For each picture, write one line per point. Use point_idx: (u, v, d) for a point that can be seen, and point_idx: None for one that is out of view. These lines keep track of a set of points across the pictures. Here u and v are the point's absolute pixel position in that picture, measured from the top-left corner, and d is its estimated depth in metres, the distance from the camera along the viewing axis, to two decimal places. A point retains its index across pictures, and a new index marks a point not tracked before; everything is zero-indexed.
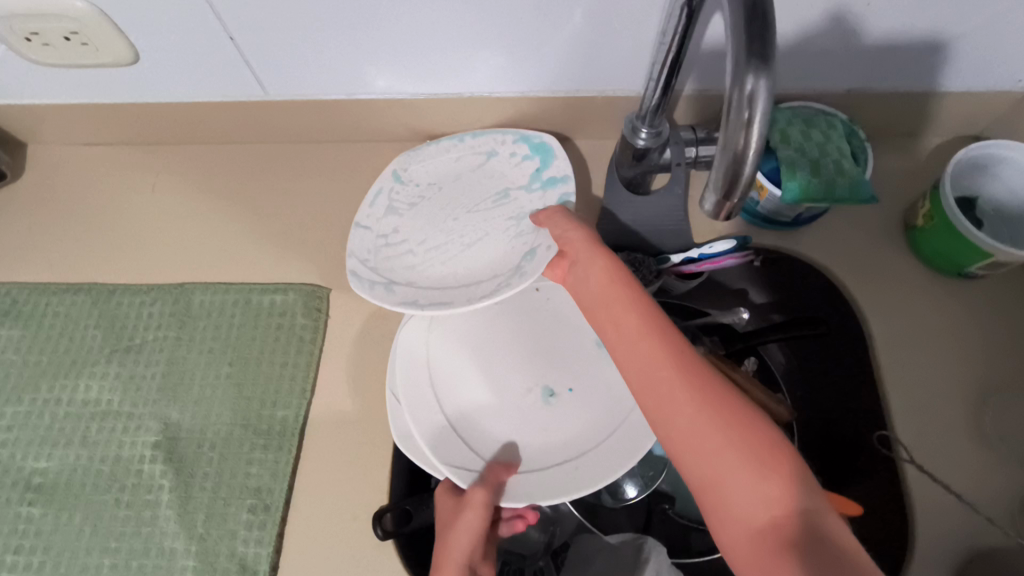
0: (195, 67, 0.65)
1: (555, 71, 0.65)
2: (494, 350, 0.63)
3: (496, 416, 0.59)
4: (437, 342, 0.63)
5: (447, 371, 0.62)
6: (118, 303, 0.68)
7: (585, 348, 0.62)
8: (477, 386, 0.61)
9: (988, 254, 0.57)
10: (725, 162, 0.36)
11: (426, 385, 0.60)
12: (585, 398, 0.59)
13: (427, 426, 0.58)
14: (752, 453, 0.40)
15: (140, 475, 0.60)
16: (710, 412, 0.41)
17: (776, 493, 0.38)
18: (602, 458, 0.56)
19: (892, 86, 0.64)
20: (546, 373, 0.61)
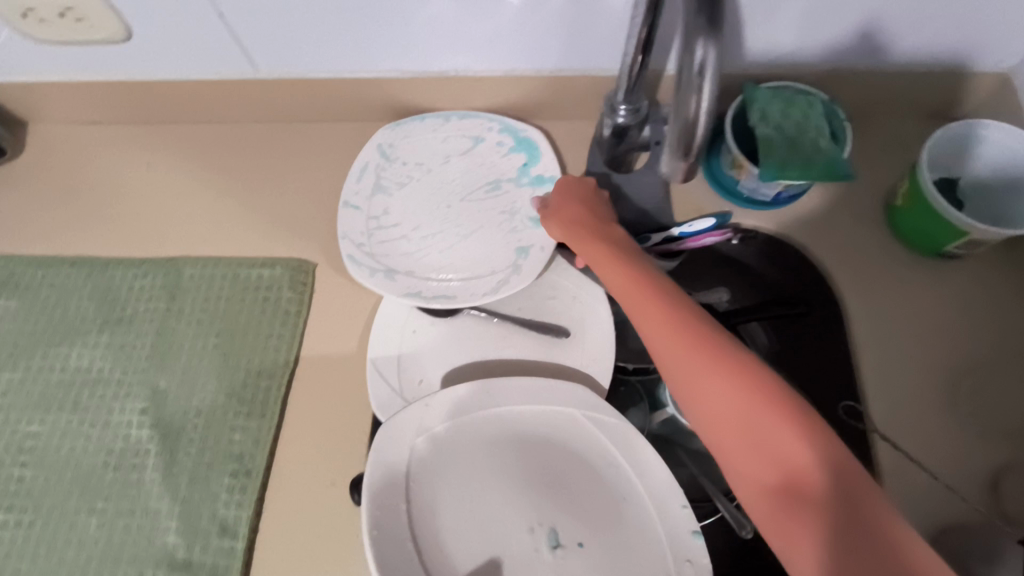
0: (186, 45, 0.67)
1: (537, 49, 0.65)
2: (503, 478, 0.55)
3: (497, 560, 0.53)
4: (433, 453, 0.54)
5: (445, 501, 0.54)
6: (111, 275, 0.70)
7: (608, 499, 0.55)
8: (476, 523, 0.54)
9: (965, 232, 0.57)
10: (680, 126, 0.39)
11: (401, 504, 0.52)
12: (598, 560, 0.53)
13: (400, 551, 0.50)
14: (770, 412, 0.42)
15: (127, 440, 0.62)
16: (721, 372, 0.44)
17: (788, 448, 0.41)
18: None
19: (873, 65, 0.64)
20: (560, 523, 0.54)
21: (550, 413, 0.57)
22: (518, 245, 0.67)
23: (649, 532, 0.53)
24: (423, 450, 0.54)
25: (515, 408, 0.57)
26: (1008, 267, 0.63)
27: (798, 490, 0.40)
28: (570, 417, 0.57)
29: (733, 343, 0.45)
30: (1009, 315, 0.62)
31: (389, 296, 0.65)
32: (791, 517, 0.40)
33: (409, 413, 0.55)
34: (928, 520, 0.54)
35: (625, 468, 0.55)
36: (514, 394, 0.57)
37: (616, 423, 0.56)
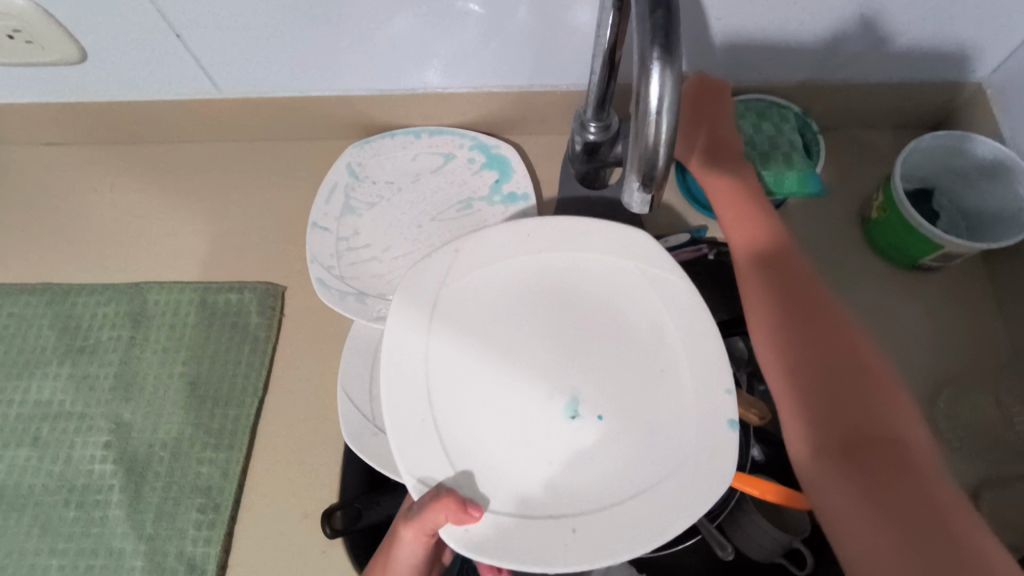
0: (144, 65, 0.65)
1: (505, 65, 0.64)
2: (524, 325, 0.47)
3: (503, 426, 0.44)
4: (462, 290, 0.48)
5: (458, 339, 0.47)
6: (72, 304, 0.67)
7: (644, 361, 0.46)
8: (493, 381, 0.46)
9: (940, 245, 0.57)
10: (638, 154, 0.37)
11: (420, 332, 0.46)
12: (627, 400, 0.45)
13: (398, 387, 0.45)
14: (833, 356, 0.45)
15: (90, 476, 0.60)
16: (808, 318, 0.47)
17: (841, 396, 0.44)
18: (615, 527, 0.41)
19: (845, 77, 0.64)
20: (582, 384, 0.46)
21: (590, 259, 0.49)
22: None
23: (688, 413, 0.44)
24: (445, 298, 0.48)
25: (549, 255, 0.50)
26: (984, 279, 0.63)
27: (852, 433, 0.43)
28: (611, 262, 0.49)
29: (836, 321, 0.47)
30: (985, 327, 0.61)
31: (360, 320, 0.64)
32: (841, 460, 0.42)
33: (437, 256, 0.49)
34: None
35: (663, 324, 0.47)
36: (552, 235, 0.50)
37: (663, 281, 0.48)
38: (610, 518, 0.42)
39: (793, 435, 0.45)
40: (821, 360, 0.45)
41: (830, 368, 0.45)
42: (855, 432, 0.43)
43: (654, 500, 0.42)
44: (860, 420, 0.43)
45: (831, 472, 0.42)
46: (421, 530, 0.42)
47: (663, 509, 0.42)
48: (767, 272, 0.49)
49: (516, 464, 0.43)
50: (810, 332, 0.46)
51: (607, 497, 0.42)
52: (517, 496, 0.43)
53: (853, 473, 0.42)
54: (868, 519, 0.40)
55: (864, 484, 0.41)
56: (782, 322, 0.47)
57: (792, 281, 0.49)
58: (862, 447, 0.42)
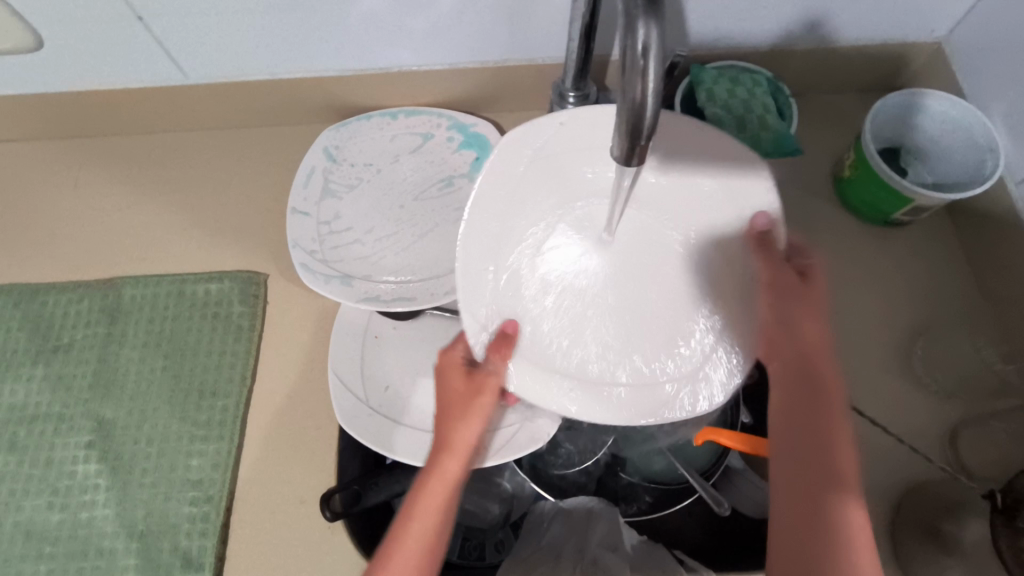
0: (106, 51, 0.62)
1: (481, 40, 0.64)
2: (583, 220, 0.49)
3: (565, 292, 0.47)
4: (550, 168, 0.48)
5: (528, 216, 0.48)
6: (42, 303, 0.65)
7: (699, 258, 0.47)
8: (552, 267, 0.48)
9: (910, 198, 0.59)
10: (626, 109, 0.36)
11: (503, 199, 0.47)
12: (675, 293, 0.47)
13: (473, 254, 0.46)
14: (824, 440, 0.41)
15: (73, 477, 0.58)
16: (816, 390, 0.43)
17: (823, 475, 0.40)
18: (629, 393, 0.45)
19: (813, 42, 0.65)
20: (633, 272, 0.48)
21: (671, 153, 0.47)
22: None
23: (728, 306, 0.46)
24: (533, 171, 0.48)
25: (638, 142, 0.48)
26: (951, 230, 0.65)
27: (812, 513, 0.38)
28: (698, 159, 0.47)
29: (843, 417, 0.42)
30: (955, 277, 0.64)
31: (346, 302, 0.62)
32: (795, 463, 0.40)
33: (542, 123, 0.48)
34: (895, 483, 0.56)
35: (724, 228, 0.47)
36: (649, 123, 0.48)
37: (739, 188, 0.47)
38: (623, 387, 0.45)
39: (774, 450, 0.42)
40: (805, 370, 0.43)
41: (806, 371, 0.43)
42: (812, 511, 0.38)
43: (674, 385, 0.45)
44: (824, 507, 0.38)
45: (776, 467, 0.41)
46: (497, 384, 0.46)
47: (675, 381, 0.45)
48: (792, 322, 0.44)
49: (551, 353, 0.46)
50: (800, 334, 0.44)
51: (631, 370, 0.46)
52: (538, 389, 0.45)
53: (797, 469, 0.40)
54: (806, 532, 0.38)
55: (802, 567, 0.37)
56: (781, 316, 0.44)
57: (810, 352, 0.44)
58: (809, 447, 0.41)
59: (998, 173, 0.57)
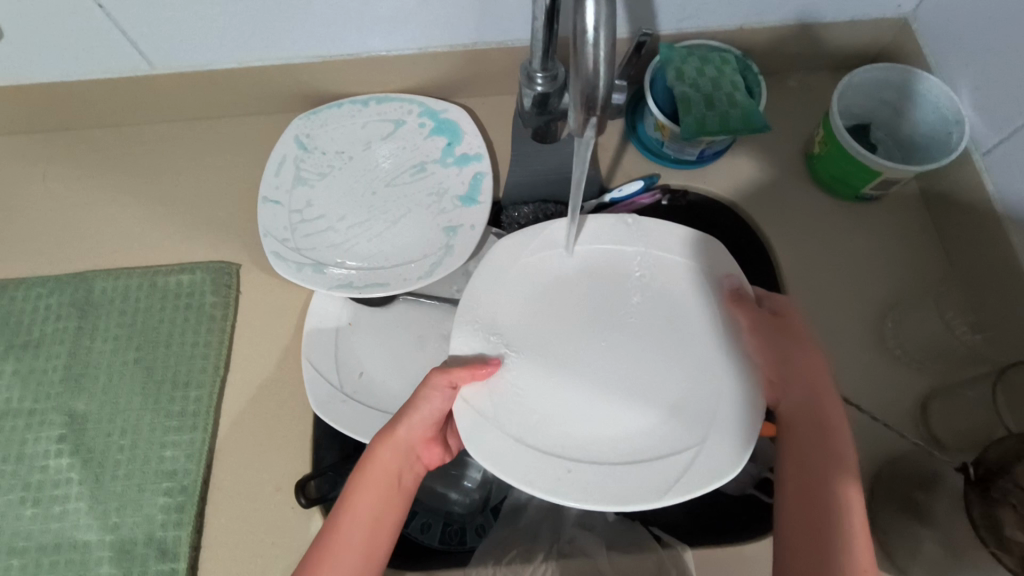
0: (68, 42, 0.61)
1: (448, 23, 0.63)
2: (572, 319, 0.51)
3: (568, 391, 0.49)
4: (525, 280, 0.53)
5: (524, 310, 0.52)
6: (10, 298, 0.64)
7: (685, 353, 0.50)
8: (554, 366, 0.50)
9: (878, 171, 0.59)
10: (580, 83, 0.37)
11: (488, 304, 0.51)
12: (664, 385, 0.49)
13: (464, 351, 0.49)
14: (826, 455, 0.45)
15: (45, 472, 0.57)
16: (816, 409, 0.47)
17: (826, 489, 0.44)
18: (628, 483, 0.45)
19: (780, 19, 0.65)
20: (616, 363, 0.50)
21: (622, 249, 0.53)
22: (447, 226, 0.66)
23: (706, 388, 0.48)
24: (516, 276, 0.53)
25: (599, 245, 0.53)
26: (921, 204, 0.66)
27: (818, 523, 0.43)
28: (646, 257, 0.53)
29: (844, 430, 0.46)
30: (925, 250, 0.64)
31: (318, 290, 0.62)
32: (807, 488, 0.44)
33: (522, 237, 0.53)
34: (867, 455, 0.56)
35: (690, 312, 0.51)
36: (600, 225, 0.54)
37: (691, 273, 0.52)
38: (619, 478, 0.45)
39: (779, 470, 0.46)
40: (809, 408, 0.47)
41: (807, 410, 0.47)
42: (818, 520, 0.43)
43: (678, 468, 0.45)
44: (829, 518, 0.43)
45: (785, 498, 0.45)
46: (447, 386, 0.48)
47: (667, 467, 0.45)
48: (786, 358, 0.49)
49: (549, 437, 0.47)
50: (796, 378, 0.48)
51: (625, 460, 0.46)
52: (543, 470, 0.45)
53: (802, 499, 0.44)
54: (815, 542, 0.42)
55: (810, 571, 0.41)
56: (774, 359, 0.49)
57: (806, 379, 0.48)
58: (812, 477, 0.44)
59: (963, 144, 0.57)
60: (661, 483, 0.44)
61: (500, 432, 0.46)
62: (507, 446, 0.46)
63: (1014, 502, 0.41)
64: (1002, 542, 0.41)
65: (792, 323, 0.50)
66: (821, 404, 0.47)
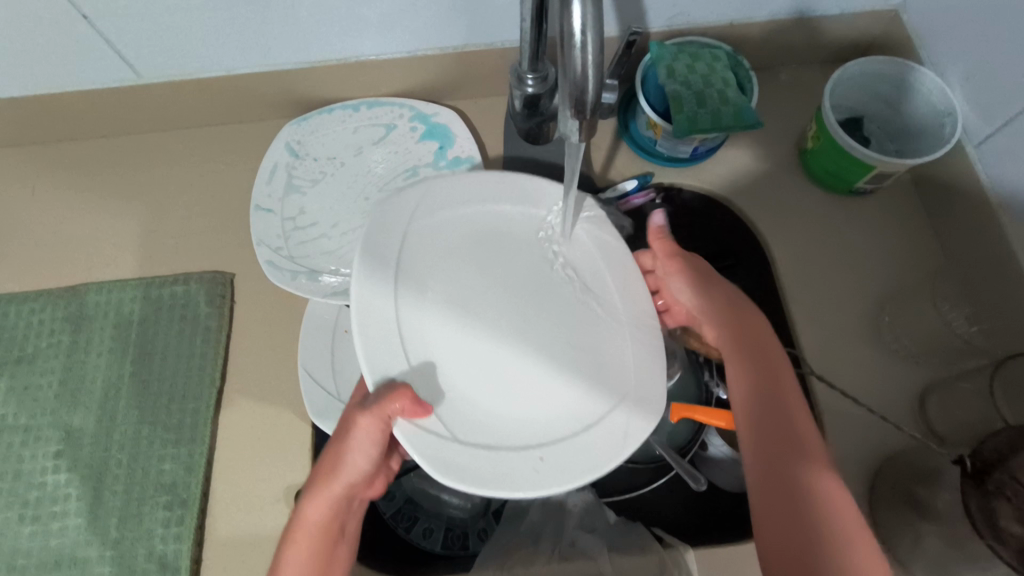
0: (53, 54, 0.61)
1: (436, 26, 0.63)
2: (482, 290, 0.48)
3: (483, 365, 0.46)
4: (419, 266, 0.48)
5: (431, 282, 0.48)
6: (3, 314, 0.64)
7: (599, 317, 0.49)
8: (467, 339, 0.46)
9: (872, 165, 0.59)
10: (570, 86, 0.37)
11: (388, 305, 0.45)
12: (579, 349, 0.48)
13: (384, 368, 0.44)
14: (788, 425, 0.45)
15: (43, 488, 0.57)
16: (772, 381, 0.48)
17: (791, 459, 0.44)
18: (587, 449, 0.44)
19: (771, 14, 0.65)
20: (535, 334, 0.47)
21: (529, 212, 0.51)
22: None
23: (624, 354, 0.48)
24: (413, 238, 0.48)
25: (473, 210, 0.51)
26: (915, 197, 0.66)
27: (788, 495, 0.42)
28: (517, 209, 0.51)
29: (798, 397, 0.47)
30: (920, 243, 0.64)
31: (314, 298, 0.62)
32: (774, 462, 0.44)
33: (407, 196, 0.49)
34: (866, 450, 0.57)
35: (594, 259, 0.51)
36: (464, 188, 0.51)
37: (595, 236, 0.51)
38: (578, 445, 0.44)
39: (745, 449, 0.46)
40: (772, 402, 0.46)
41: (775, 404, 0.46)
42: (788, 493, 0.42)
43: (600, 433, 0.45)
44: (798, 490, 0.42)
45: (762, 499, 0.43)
46: (379, 419, 0.43)
47: (622, 424, 0.45)
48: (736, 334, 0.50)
49: (508, 436, 0.44)
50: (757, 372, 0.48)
51: (575, 424, 0.45)
52: (509, 469, 0.43)
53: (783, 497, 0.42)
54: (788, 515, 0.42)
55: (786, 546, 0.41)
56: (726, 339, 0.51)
57: (757, 352, 0.49)
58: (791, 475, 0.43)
59: (955, 137, 0.57)
60: (617, 441, 0.44)
61: (457, 444, 0.43)
62: (468, 457, 0.43)
63: (1010, 493, 0.41)
64: (995, 533, 0.41)
65: (742, 301, 0.52)
66: (778, 376, 0.48)
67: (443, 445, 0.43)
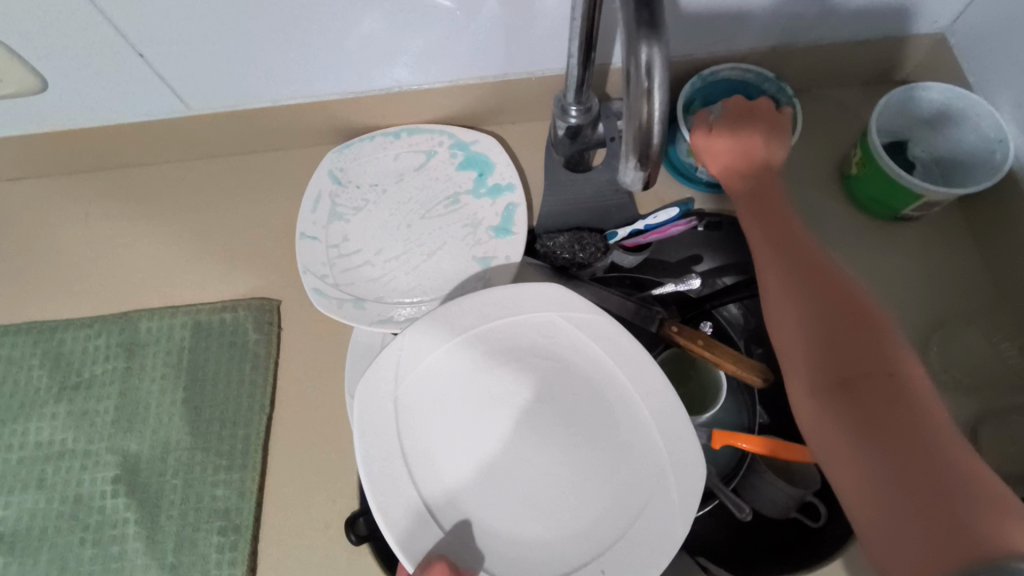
0: (109, 87, 0.63)
1: (479, 56, 0.64)
2: (493, 423, 0.50)
3: (510, 491, 0.48)
4: (424, 429, 0.49)
5: (440, 434, 0.49)
6: (61, 339, 0.66)
7: (611, 416, 0.50)
8: (490, 480, 0.48)
9: (920, 193, 0.58)
10: (633, 132, 0.39)
11: (405, 484, 0.47)
12: (599, 455, 0.49)
13: (418, 545, 0.46)
14: (870, 368, 0.41)
15: (103, 512, 0.59)
16: (813, 309, 0.44)
17: (851, 416, 0.40)
18: (638, 550, 0.46)
19: (812, 40, 0.65)
20: (551, 456, 0.49)
21: (514, 322, 0.52)
22: (482, 257, 0.67)
23: (642, 452, 0.48)
24: (407, 397, 0.50)
25: (457, 343, 0.51)
26: (962, 222, 0.65)
27: (873, 451, 0.38)
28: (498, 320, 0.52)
29: (865, 322, 0.43)
30: (968, 270, 0.63)
31: (360, 325, 0.64)
32: (829, 419, 0.41)
33: (384, 360, 0.50)
34: None
35: (593, 351, 0.51)
36: (441, 326, 0.51)
37: (586, 329, 0.51)
38: (629, 544, 0.46)
39: (792, 393, 0.45)
40: (821, 347, 0.43)
41: (842, 321, 0.43)
42: (875, 449, 0.38)
43: (644, 534, 0.46)
44: (886, 450, 0.38)
45: (832, 424, 0.41)
46: None
47: (668, 519, 0.46)
48: (779, 259, 0.48)
49: (557, 563, 0.46)
50: (811, 285, 0.46)
51: (620, 525, 0.47)
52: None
53: (853, 422, 0.40)
54: (870, 486, 0.38)
55: (887, 523, 0.37)
56: (782, 276, 0.47)
57: (809, 277, 0.46)
58: (868, 397, 0.40)
59: (1006, 165, 0.56)
60: (664, 542, 0.46)
61: None
62: None
63: None
64: None
65: (769, 208, 0.52)
66: (835, 306, 0.44)
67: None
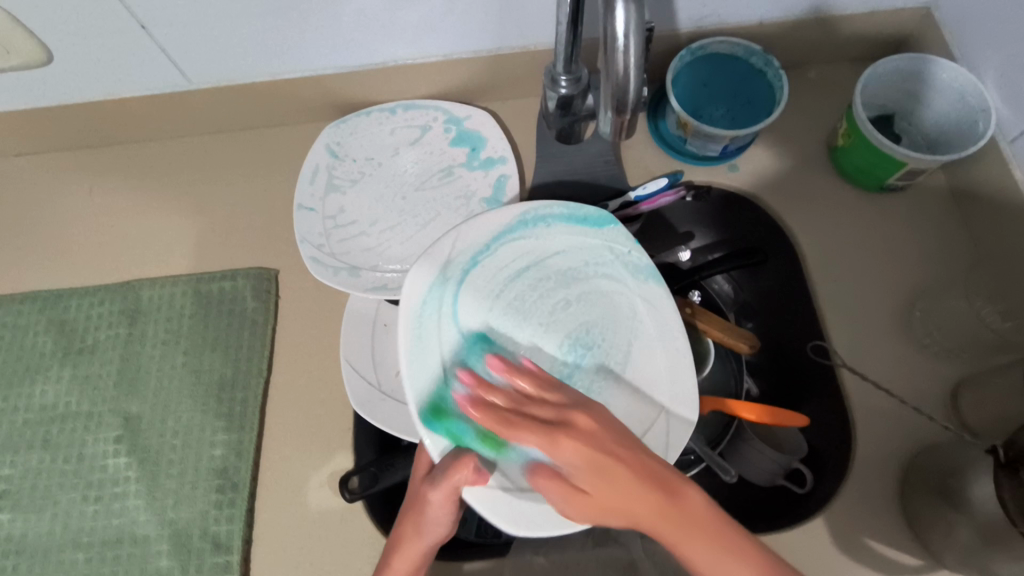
0: (113, 61, 0.64)
1: (473, 31, 0.65)
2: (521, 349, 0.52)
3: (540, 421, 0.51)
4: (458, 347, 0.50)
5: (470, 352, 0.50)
6: (65, 307, 0.67)
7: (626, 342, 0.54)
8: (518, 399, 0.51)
9: (903, 162, 0.59)
10: (613, 87, 0.41)
11: (441, 384, 0.48)
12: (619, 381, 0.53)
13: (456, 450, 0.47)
14: (644, 511, 0.42)
15: (105, 470, 0.61)
16: (615, 466, 0.43)
17: (708, 561, 0.41)
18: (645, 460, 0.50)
19: (800, 14, 0.65)
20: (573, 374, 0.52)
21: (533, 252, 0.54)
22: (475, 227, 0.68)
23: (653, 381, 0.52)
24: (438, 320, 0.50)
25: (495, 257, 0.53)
26: (946, 193, 0.66)
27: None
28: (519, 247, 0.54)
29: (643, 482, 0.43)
30: (952, 238, 0.64)
31: (355, 293, 0.65)
32: (693, 544, 0.41)
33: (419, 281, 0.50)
34: (900, 443, 0.57)
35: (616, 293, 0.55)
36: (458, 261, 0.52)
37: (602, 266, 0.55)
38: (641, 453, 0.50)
39: (714, 564, 0.41)
40: (653, 502, 0.42)
41: (663, 485, 0.43)
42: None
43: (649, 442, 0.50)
44: None
45: (733, 566, 0.41)
46: (446, 491, 0.46)
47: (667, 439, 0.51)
48: (552, 434, 0.45)
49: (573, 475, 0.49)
50: (609, 465, 0.43)
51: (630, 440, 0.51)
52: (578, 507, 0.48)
53: (733, 559, 0.41)
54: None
55: None
56: (547, 437, 0.45)
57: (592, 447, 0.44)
58: (678, 543, 0.41)
59: (989, 133, 0.57)
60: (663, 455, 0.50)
61: (535, 501, 0.47)
62: (546, 518, 0.46)
63: None
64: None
65: (561, 404, 0.47)
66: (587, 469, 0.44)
67: (510, 499, 0.46)
